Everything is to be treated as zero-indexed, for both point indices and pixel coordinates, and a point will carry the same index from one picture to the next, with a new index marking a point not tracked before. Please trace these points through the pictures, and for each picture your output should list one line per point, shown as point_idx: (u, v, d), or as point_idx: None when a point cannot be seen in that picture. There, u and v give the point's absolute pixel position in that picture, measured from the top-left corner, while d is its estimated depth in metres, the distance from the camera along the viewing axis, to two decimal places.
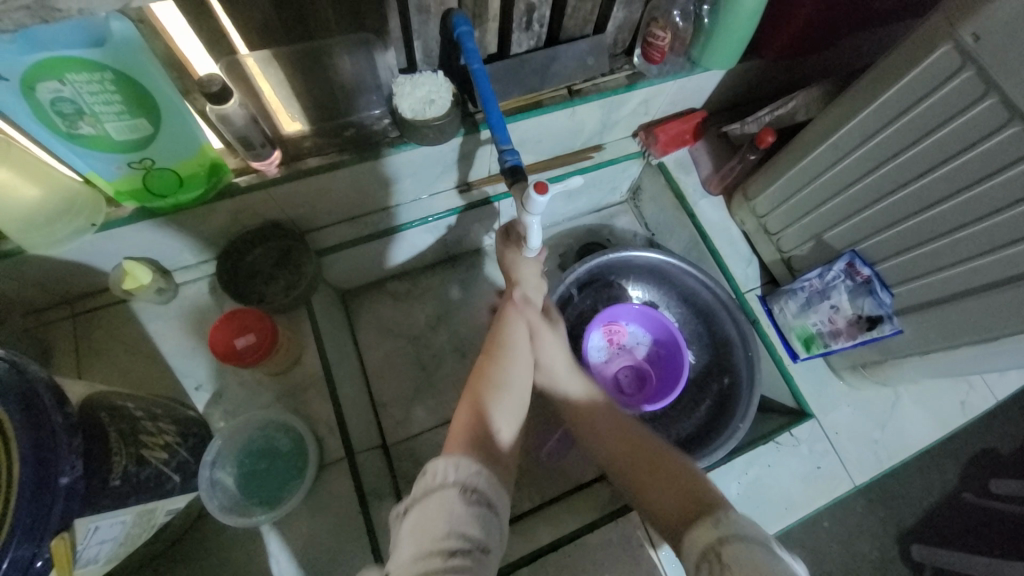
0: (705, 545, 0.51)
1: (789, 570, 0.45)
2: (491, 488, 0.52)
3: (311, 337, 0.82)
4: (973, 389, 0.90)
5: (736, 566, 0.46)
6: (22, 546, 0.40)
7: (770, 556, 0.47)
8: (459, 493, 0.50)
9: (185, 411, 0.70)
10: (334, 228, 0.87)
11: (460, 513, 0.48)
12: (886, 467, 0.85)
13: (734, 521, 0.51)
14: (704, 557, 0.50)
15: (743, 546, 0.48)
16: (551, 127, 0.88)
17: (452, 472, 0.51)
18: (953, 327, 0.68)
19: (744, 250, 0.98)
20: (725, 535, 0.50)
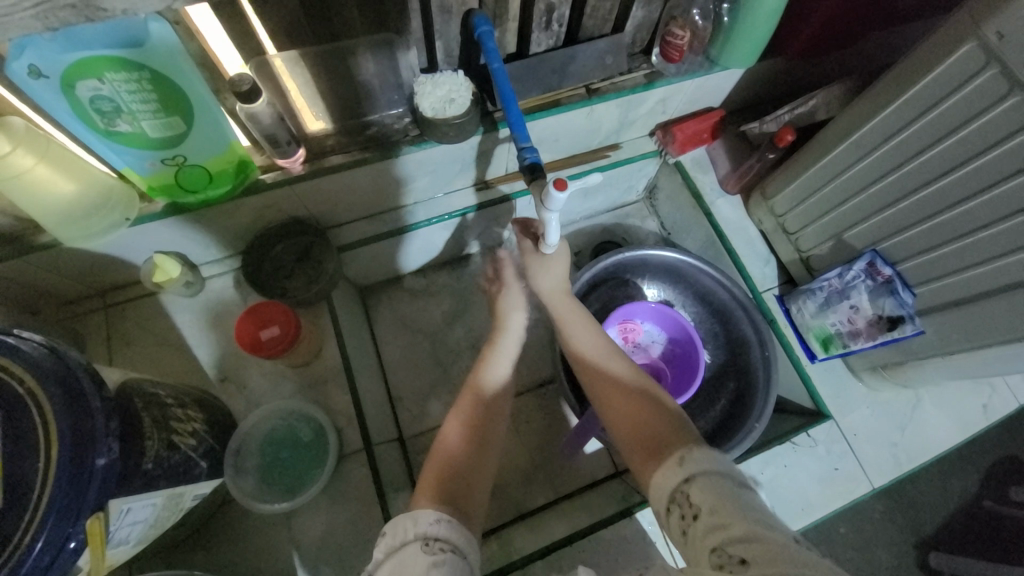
0: (672, 487, 0.54)
1: (750, 502, 0.49)
2: (456, 535, 0.53)
3: (331, 331, 0.84)
4: (996, 392, 0.89)
5: (706, 506, 0.50)
6: (61, 523, 0.42)
7: (734, 489, 0.51)
8: (421, 547, 0.51)
9: (211, 400, 0.72)
10: (354, 224, 0.89)
11: (425, 563, 0.49)
12: (905, 470, 0.84)
13: (696, 459, 0.54)
14: (674, 501, 0.53)
15: (708, 481, 0.52)
16: (568, 125, 0.88)
17: (411, 525, 0.52)
18: (977, 328, 0.67)
19: (762, 250, 0.97)
20: (690, 476, 0.53)
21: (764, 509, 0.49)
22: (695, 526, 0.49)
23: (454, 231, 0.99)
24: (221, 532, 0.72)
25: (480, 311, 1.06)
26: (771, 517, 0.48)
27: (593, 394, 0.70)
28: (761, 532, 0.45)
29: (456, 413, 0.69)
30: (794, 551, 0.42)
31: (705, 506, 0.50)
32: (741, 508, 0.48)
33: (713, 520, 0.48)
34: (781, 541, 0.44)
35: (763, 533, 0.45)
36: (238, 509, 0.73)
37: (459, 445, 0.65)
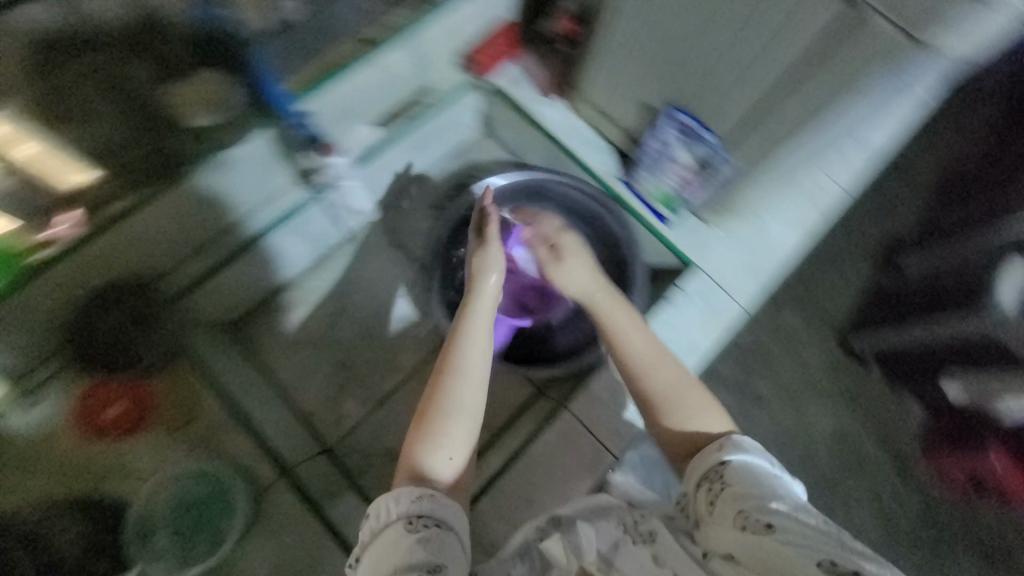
0: (706, 466, 0.58)
1: (777, 480, 0.55)
2: (440, 508, 0.57)
3: (203, 386, 0.81)
4: (824, 190, 1.00)
5: (737, 483, 0.54)
6: None
7: (767, 470, 0.56)
8: (404, 527, 0.55)
9: (41, 536, 0.71)
10: (180, 269, 0.81)
11: (408, 543, 0.54)
12: (767, 286, 0.94)
13: (737, 445, 0.58)
14: (705, 478, 0.57)
15: (744, 462, 0.56)
16: (368, 88, 0.85)
17: (393, 507, 0.56)
18: (768, 142, 0.74)
19: (594, 139, 0.99)
20: (727, 458, 0.57)
21: (796, 494, 0.54)
22: (721, 496, 0.54)
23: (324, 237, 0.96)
24: None
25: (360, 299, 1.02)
26: (792, 497, 0.54)
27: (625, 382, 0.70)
28: (786, 509, 0.51)
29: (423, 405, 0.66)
30: (823, 535, 0.49)
31: (737, 483, 0.54)
32: (778, 490, 0.53)
33: (743, 496, 0.53)
34: (808, 525, 0.50)
35: (789, 512, 0.51)
36: None
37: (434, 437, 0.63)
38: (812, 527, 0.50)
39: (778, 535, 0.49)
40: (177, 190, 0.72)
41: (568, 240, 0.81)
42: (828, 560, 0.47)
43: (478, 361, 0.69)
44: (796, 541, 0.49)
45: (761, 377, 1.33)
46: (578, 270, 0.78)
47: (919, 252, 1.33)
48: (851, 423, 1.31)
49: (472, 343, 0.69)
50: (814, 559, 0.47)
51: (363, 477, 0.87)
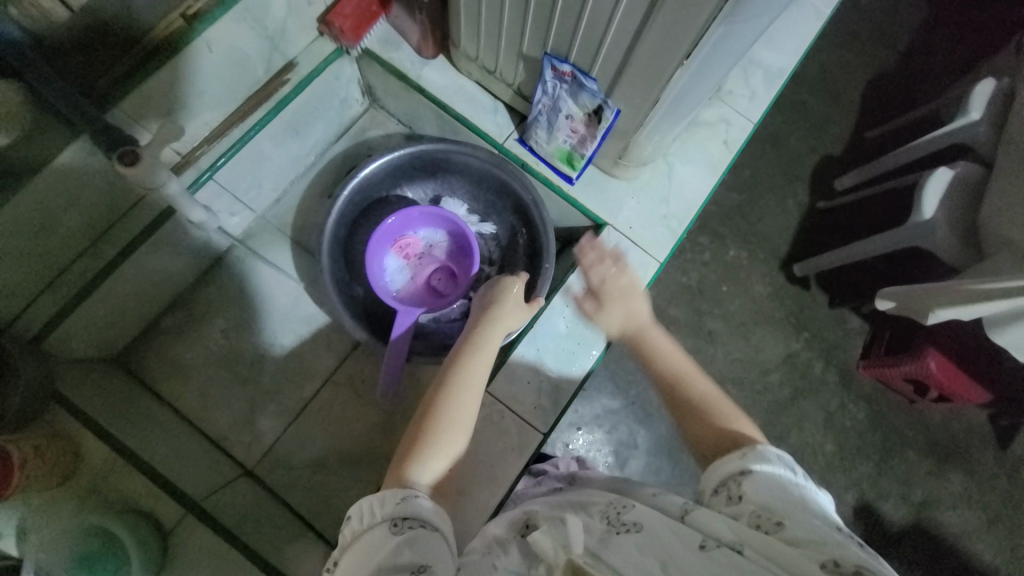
0: (727, 472, 0.56)
1: (799, 494, 0.51)
2: (426, 509, 0.54)
3: (81, 424, 0.69)
4: (731, 125, 0.96)
5: (756, 497, 0.52)
6: None
7: (788, 482, 0.52)
8: (389, 528, 0.52)
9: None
10: (39, 303, 0.72)
11: (390, 545, 0.51)
12: (680, 234, 0.91)
13: (760, 456, 0.55)
14: (724, 484, 0.55)
15: (763, 475, 0.53)
16: (203, 71, 0.75)
17: (377, 508, 0.53)
18: (644, 86, 0.68)
19: (487, 101, 0.92)
20: (746, 468, 0.54)
21: (818, 504, 0.51)
22: (740, 504, 0.52)
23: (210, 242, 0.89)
24: None
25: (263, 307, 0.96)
26: (821, 513, 0.50)
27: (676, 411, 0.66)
28: (806, 522, 0.48)
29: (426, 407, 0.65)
30: (834, 535, 0.47)
31: (756, 496, 0.52)
32: (795, 499, 0.51)
33: (759, 505, 0.51)
34: (824, 531, 0.47)
35: (810, 526, 0.48)
36: None
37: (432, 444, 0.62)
38: (832, 543, 0.46)
39: (789, 535, 0.48)
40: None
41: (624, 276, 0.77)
42: (830, 561, 0.45)
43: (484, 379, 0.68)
44: (808, 551, 0.46)
45: (712, 315, 1.33)
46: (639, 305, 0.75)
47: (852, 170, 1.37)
48: (799, 347, 1.34)
49: (484, 360, 0.68)
50: (819, 561, 0.45)
51: (289, 494, 0.84)
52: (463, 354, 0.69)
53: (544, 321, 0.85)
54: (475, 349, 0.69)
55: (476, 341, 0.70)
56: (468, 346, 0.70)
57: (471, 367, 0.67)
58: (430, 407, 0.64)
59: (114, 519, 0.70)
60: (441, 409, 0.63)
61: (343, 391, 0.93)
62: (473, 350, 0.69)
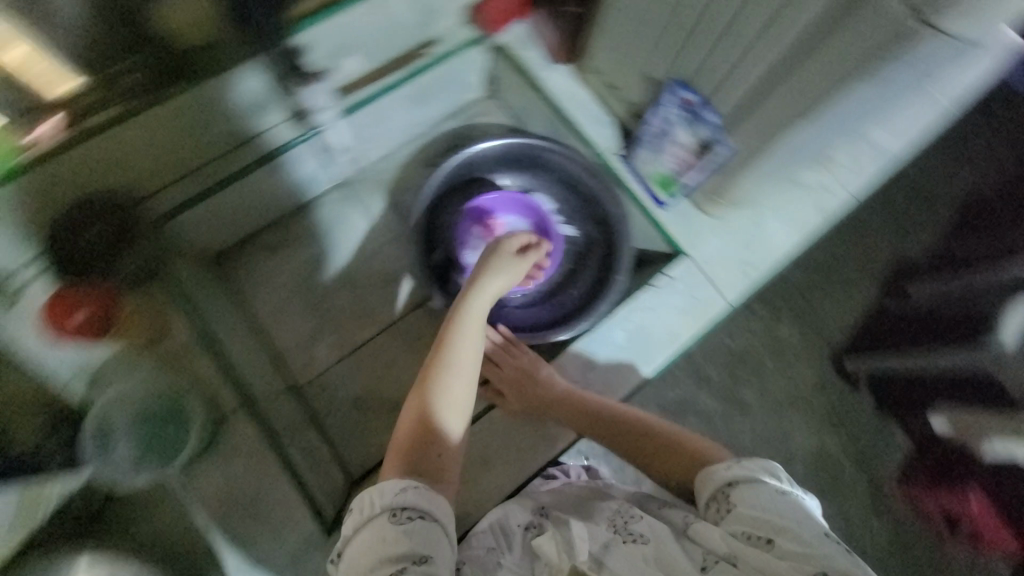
0: (714, 485, 0.63)
1: (787, 501, 0.58)
2: (424, 499, 0.60)
3: (174, 302, 0.80)
4: (827, 191, 0.96)
5: (743, 504, 0.59)
6: None
7: (775, 489, 0.59)
8: (389, 518, 0.58)
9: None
10: (169, 188, 0.82)
11: (391, 534, 0.57)
12: (756, 282, 0.92)
13: (744, 467, 0.62)
14: (713, 497, 0.62)
15: (751, 484, 0.60)
16: (364, 27, 0.82)
17: (378, 499, 0.59)
18: (767, 128, 0.73)
19: (597, 111, 0.97)
20: (734, 481, 0.62)
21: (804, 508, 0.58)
22: (729, 516, 0.60)
23: (314, 179, 0.97)
24: (116, 520, 0.72)
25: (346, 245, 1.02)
26: (806, 516, 0.57)
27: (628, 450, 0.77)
28: (794, 530, 0.55)
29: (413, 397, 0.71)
30: (817, 543, 0.54)
31: (742, 506, 0.59)
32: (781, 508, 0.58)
33: (748, 522, 0.58)
34: (807, 538, 0.55)
35: (796, 533, 0.55)
36: (125, 500, 0.73)
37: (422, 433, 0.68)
38: (815, 548, 0.54)
39: (778, 550, 0.55)
40: (161, 106, 0.72)
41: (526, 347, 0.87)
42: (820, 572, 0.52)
43: (467, 358, 0.73)
44: (795, 564, 0.53)
45: (747, 384, 1.24)
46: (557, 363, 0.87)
47: (928, 279, 1.27)
48: (834, 446, 1.22)
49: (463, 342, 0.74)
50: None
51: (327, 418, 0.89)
52: (445, 344, 0.74)
53: (603, 328, 0.87)
54: (455, 337, 0.74)
55: (456, 326, 0.75)
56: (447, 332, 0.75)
57: (455, 354, 0.72)
58: (425, 400, 0.70)
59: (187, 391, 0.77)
60: (433, 403, 0.69)
61: (397, 341, 0.97)
62: (454, 339, 0.74)
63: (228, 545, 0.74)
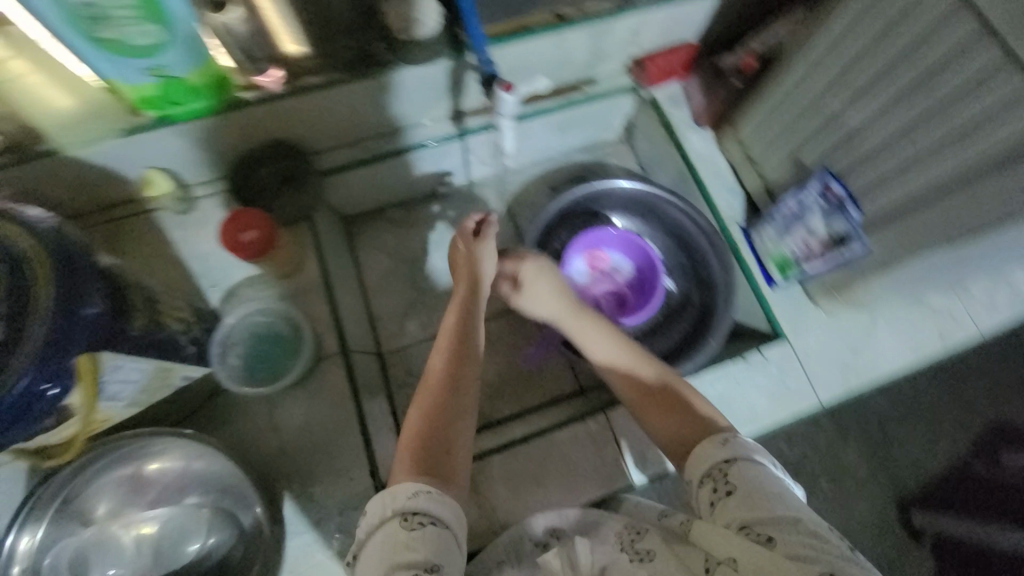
0: (711, 461, 0.59)
1: (784, 487, 0.55)
2: (436, 505, 0.57)
3: (311, 248, 0.90)
4: (953, 319, 0.91)
5: (742, 487, 0.55)
6: (46, 372, 0.49)
7: (771, 476, 0.56)
8: (400, 523, 0.54)
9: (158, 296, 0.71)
10: (336, 151, 0.93)
11: (404, 539, 0.53)
12: (853, 389, 0.88)
13: (741, 443, 0.59)
14: (710, 475, 0.58)
15: (748, 465, 0.56)
16: (541, 55, 0.90)
17: (389, 504, 0.56)
18: (913, 238, 0.72)
19: (729, 179, 0.99)
20: (733, 457, 0.58)
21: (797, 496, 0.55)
22: (727, 499, 0.55)
23: (451, 173, 1.07)
24: (212, 418, 0.79)
25: None
26: (801, 505, 0.54)
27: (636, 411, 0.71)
28: (794, 519, 0.51)
29: (418, 400, 0.69)
30: (820, 539, 0.50)
31: (742, 488, 0.55)
32: (779, 494, 0.54)
33: (746, 511, 0.53)
34: (810, 526, 0.51)
35: (794, 522, 0.51)
36: (223, 402, 0.79)
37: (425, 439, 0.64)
38: (819, 540, 0.50)
39: (780, 547, 0.50)
40: (362, 82, 0.81)
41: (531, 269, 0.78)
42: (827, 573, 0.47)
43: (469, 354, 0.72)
44: (798, 560, 0.48)
45: None
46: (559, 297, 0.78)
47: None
48: None
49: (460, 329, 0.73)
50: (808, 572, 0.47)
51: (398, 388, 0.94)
52: (454, 352, 0.71)
53: None
54: (467, 346, 0.72)
55: (468, 335, 0.72)
56: (456, 339, 0.72)
57: (468, 367, 0.70)
58: (434, 408, 0.66)
59: (302, 326, 0.83)
60: (443, 413, 0.66)
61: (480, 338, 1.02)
62: (465, 345, 0.72)
63: (289, 475, 0.77)
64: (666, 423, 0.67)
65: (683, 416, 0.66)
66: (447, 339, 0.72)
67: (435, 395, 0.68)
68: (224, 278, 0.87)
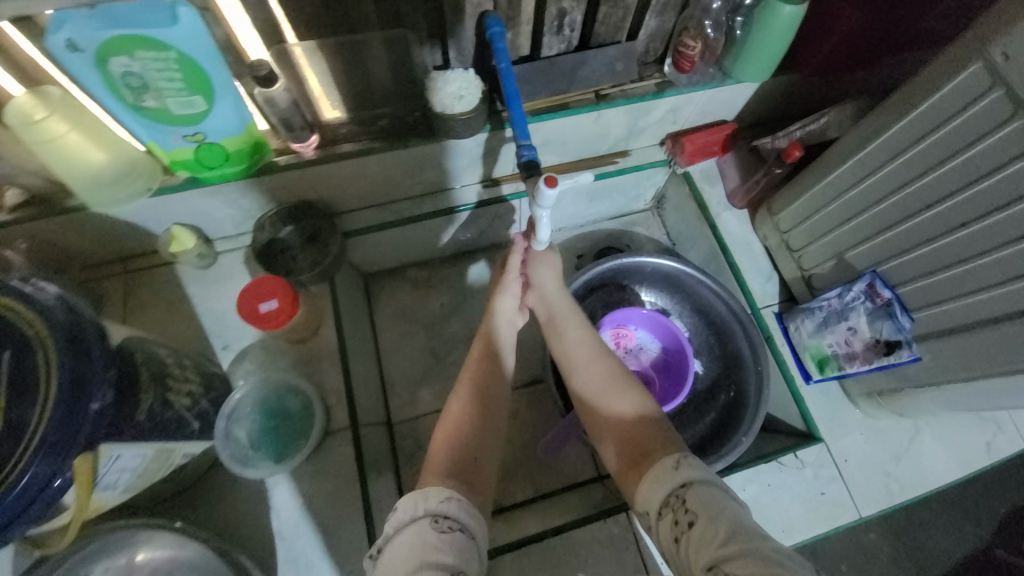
0: (666, 489, 0.55)
1: (742, 511, 0.51)
2: (465, 514, 0.54)
3: (331, 310, 0.86)
4: (1001, 431, 0.85)
5: (703, 513, 0.51)
6: (44, 464, 0.45)
7: (728, 498, 0.52)
8: (430, 524, 0.52)
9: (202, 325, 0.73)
10: (363, 212, 0.92)
11: (433, 540, 0.50)
12: (897, 503, 0.82)
13: (693, 464, 0.55)
14: (667, 504, 0.54)
15: (704, 488, 0.53)
16: (577, 129, 0.88)
17: (421, 502, 0.54)
18: (971, 358, 0.66)
19: (765, 266, 0.96)
20: (688, 481, 0.54)
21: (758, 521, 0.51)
22: (689, 532, 0.50)
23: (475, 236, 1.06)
24: (206, 495, 0.75)
25: (478, 305, 1.08)
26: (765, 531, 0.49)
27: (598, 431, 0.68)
28: (754, 548, 0.46)
29: (445, 417, 0.68)
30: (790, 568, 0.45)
31: (702, 514, 0.50)
32: (739, 524, 0.49)
33: (710, 551, 0.48)
34: (776, 558, 0.46)
35: (759, 551, 0.46)
36: (224, 475, 0.76)
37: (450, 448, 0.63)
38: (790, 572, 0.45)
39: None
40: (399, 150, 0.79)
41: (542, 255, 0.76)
42: None
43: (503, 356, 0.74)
44: None
45: None
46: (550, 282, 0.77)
47: None
48: None
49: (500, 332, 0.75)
50: None
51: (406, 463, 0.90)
52: (481, 364, 0.72)
53: None
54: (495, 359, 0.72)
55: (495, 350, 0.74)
56: (485, 354, 0.73)
57: (496, 380, 0.71)
58: (463, 419, 0.66)
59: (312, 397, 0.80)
60: (469, 424, 0.66)
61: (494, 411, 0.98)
62: (491, 360, 0.72)
63: (283, 563, 0.72)
64: (622, 446, 0.64)
65: (647, 435, 0.62)
66: (479, 355, 0.73)
67: (469, 398, 0.68)
68: (237, 338, 0.85)
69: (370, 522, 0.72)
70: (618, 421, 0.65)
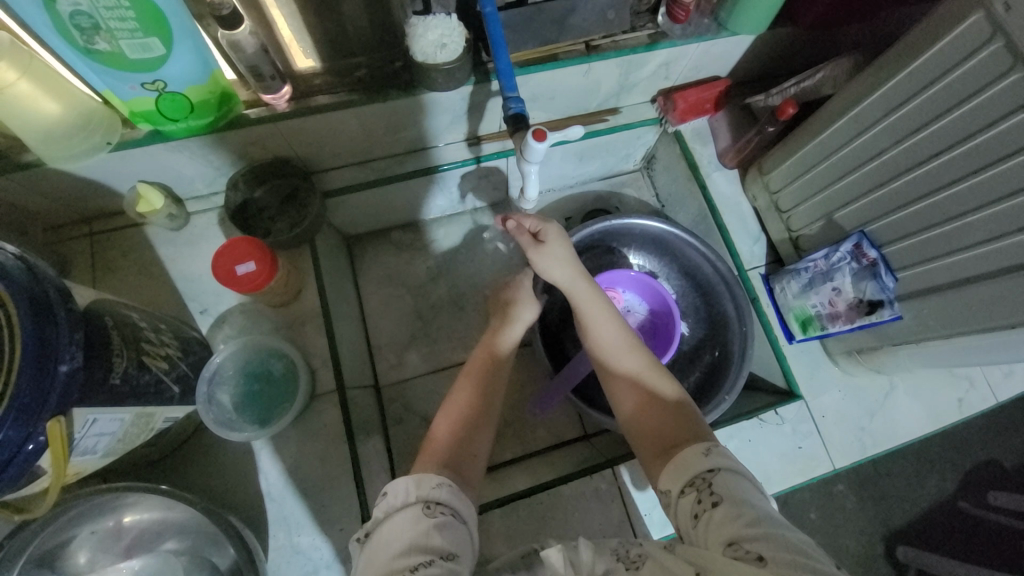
0: (694, 471, 0.54)
1: (766, 502, 0.51)
2: (457, 499, 0.55)
3: (312, 273, 0.83)
4: (973, 388, 0.89)
5: (729, 497, 0.51)
6: (16, 427, 0.44)
7: (755, 490, 0.52)
8: (421, 510, 0.52)
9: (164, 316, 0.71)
10: (343, 170, 0.88)
11: (424, 526, 0.51)
12: (869, 455, 0.85)
13: (724, 454, 0.55)
14: (692, 484, 0.54)
15: (734, 477, 0.52)
16: (566, 83, 0.84)
17: (413, 489, 0.53)
18: (951, 316, 0.67)
19: (753, 227, 0.95)
20: (716, 467, 0.53)
21: (777, 513, 0.51)
22: (713, 512, 0.50)
23: (461, 196, 1.04)
24: (194, 457, 0.75)
25: (465, 268, 1.06)
26: (787, 522, 0.49)
27: (617, 406, 0.67)
28: (778, 534, 0.47)
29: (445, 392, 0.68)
30: (812, 559, 0.45)
31: (728, 498, 0.50)
32: (763, 511, 0.49)
33: (732, 530, 0.48)
34: (800, 547, 0.46)
35: (780, 537, 0.46)
36: (209, 438, 0.76)
37: (446, 426, 0.64)
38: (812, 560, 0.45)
39: (771, 564, 0.44)
40: (377, 104, 0.74)
41: (552, 229, 0.73)
42: None
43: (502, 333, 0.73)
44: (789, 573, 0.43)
45: None
46: (558, 261, 0.72)
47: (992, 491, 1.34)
48: None
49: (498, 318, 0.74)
50: None
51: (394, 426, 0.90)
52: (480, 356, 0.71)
53: None
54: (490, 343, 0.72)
55: (492, 341, 0.73)
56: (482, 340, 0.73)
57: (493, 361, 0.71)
58: (462, 401, 0.67)
59: (296, 361, 0.78)
60: (465, 402, 0.67)
61: None
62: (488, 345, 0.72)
63: (274, 523, 0.72)
64: (644, 427, 0.63)
65: (671, 420, 0.62)
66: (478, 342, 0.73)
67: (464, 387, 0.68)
68: (215, 303, 0.82)
69: (359, 481, 0.73)
70: (646, 399, 0.64)
